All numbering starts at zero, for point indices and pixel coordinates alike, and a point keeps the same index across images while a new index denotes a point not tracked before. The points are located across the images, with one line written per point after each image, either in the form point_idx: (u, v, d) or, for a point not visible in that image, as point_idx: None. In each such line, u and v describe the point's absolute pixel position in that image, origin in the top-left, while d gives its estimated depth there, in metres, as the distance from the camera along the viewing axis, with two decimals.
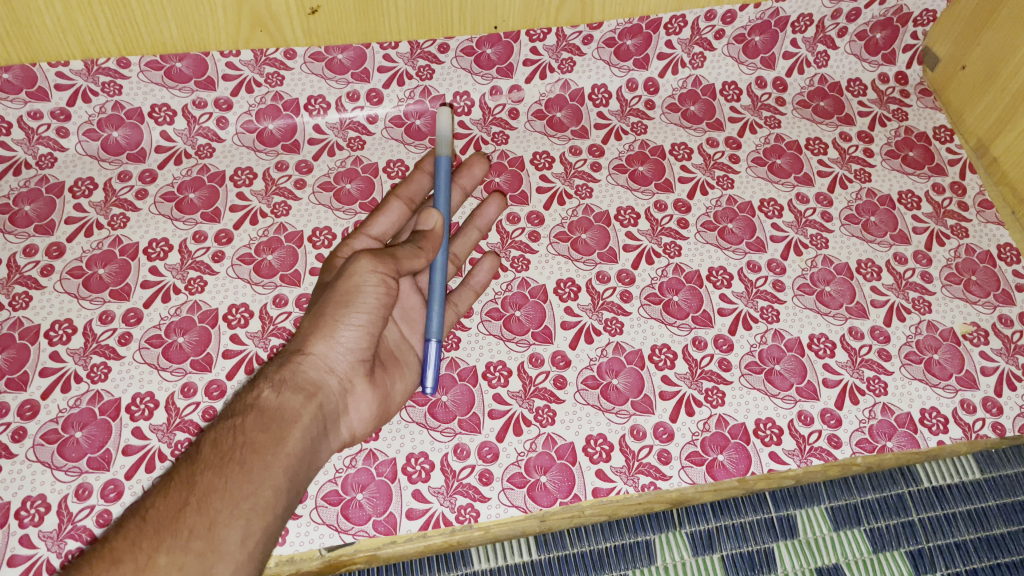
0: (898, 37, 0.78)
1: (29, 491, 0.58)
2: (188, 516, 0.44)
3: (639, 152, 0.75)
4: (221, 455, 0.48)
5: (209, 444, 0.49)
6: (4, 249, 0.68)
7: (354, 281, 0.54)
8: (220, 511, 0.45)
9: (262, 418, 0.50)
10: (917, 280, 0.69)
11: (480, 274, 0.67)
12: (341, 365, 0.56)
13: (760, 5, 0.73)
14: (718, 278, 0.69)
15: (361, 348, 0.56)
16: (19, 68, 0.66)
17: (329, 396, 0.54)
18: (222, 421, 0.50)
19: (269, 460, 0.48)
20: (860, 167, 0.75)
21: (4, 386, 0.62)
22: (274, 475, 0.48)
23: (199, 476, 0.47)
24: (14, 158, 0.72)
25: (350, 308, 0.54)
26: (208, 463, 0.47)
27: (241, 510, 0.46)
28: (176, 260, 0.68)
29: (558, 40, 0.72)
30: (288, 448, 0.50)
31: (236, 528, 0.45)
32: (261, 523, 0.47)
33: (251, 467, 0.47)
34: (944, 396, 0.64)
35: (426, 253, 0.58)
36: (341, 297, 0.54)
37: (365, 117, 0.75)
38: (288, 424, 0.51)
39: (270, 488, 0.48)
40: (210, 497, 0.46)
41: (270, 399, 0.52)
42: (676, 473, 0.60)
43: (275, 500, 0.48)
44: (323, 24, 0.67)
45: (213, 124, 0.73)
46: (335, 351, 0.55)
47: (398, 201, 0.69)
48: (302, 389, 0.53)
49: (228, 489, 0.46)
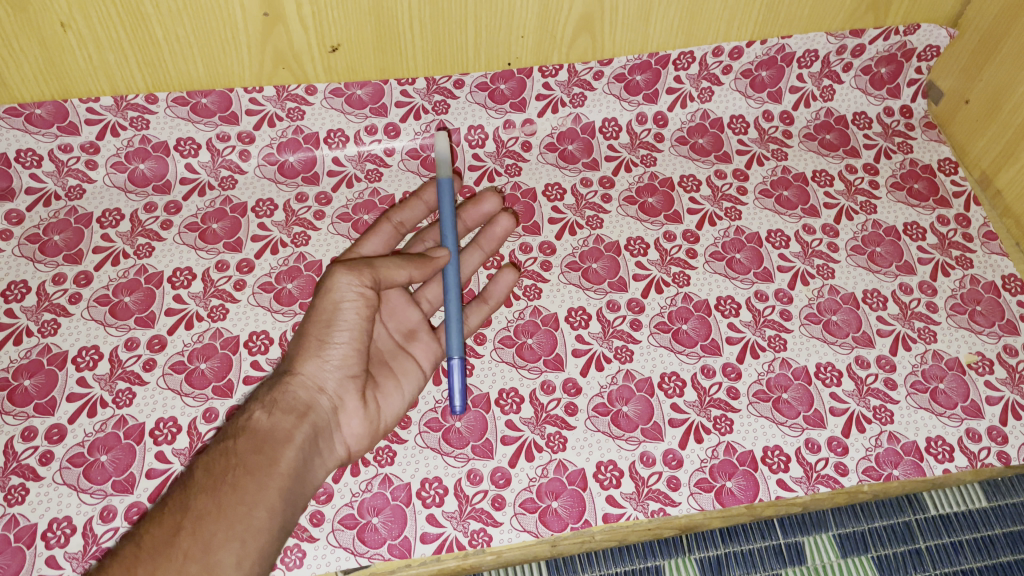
0: (902, 72, 0.80)
1: (56, 513, 0.60)
2: (181, 540, 0.46)
3: (648, 184, 0.77)
4: (214, 478, 0.50)
5: (203, 468, 0.51)
6: (34, 277, 0.70)
7: (333, 298, 0.56)
8: (214, 534, 0.47)
9: (253, 440, 0.52)
10: (923, 310, 0.70)
11: (498, 287, 0.69)
12: (331, 383, 0.57)
13: (766, 42, 0.75)
14: (726, 307, 0.70)
15: (350, 363, 0.58)
16: (51, 104, 0.69)
17: (321, 414, 0.56)
18: (215, 447, 0.52)
19: (261, 481, 0.50)
20: (866, 199, 0.77)
21: (32, 411, 0.64)
22: (268, 496, 0.50)
23: (192, 500, 0.48)
24: (45, 189, 0.75)
25: (333, 326, 0.57)
26: (201, 488, 0.49)
27: (235, 532, 0.47)
28: (199, 288, 0.70)
29: (570, 76, 0.75)
30: (280, 468, 0.52)
31: (232, 550, 0.47)
32: (256, 543, 0.48)
33: (243, 489, 0.49)
34: (949, 424, 0.65)
35: (409, 268, 0.60)
36: (322, 318, 0.57)
37: (382, 149, 0.78)
38: (279, 445, 0.53)
39: (264, 509, 0.49)
40: (204, 520, 0.47)
41: (261, 420, 0.54)
42: (685, 499, 0.61)
43: (270, 521, 0.50)
44: (343, 61, 0.70)
45: (236, 157, 0.76)
46: (324, 369, 0.57)
47: (388, 223, 0.72)
48: (292, 410, 0.55)
49: (221, 511, 0.48)
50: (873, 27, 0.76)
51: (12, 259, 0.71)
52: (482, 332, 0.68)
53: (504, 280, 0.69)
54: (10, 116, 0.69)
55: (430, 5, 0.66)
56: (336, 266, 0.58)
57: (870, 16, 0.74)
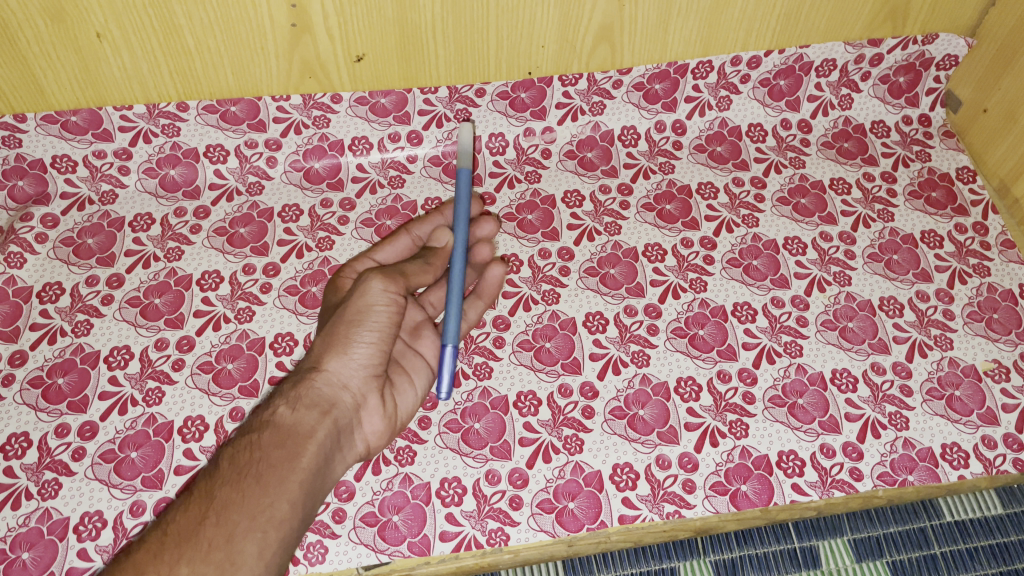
0: (920, 81, 0.81)
1: (87, 507, 0.61)
2: (206, 529, 0.47)
3: (666, 191, 0.78)
4: (238, 470, 0.51)
5: (227, 461, 0.52)
6: (68, 279, 0.73)
7: (365, 301, 0.59)
8: (237, 524, 0.48)
9: (277, 434, 0.53)
10: (939, 317, 0.71)
11: (492, 281, 0.70)
12: (355, 381, 0.58)
13: (784, 51, 0.76)
14: (743, 313, 0.71)
15: (374, 363, 0.59)
16: (86, 111, 0.71)
17: (344, 412, 0.57)
18: (238, 440, 0.53)
19: (285, 473, 0.51)
20: (883, 207, 0.78)
21: (66, 408, 0.66)
22: (290, 489, 0.51)
23: (218, 491, 0.50)
24: (79, 194, 0.77)
25: (360, 326, 0.58)
26: (226, 479, 0.50)
27: (257, 523, 0.48)
28: (227, 290, 0.72)
29: (589, 84, 0.76)
30: (302, 463, 0.52)
31: (254, 539, 0.48)
32: (278, 534, 0.49)
33: (267, 481, 0.50)
34: (964, 431, 0.65)
35: (434, 268, 0.66)
36: (352, 317, 0.58)
37: (405, 156, 0.80)
38: (303, 440, 0.53)
39: (286, 501, 0.50)
40: (228, 511, 0.48)
41: (286, 415, 0.54)
42: (700, 502, 0.62)
43: (291, 513, 0.50)
44: (368, 70, 0.72)
45: (264, 163, 0.78)
46: (348, 367, 0.58)
47: (407, 235, 0.71)
48: (316, 405, 0.55)
49: (244, 502, 0.49)
50: (891, 37, 0.76)
51: (47, 261, 0.74)
52: (502, 336, 0.70)
53: (495, 273, 0.70)
54: (47, 123, 0.72)
55: (453, 16, 0.67)
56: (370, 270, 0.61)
57: (888, 26, 0.75)
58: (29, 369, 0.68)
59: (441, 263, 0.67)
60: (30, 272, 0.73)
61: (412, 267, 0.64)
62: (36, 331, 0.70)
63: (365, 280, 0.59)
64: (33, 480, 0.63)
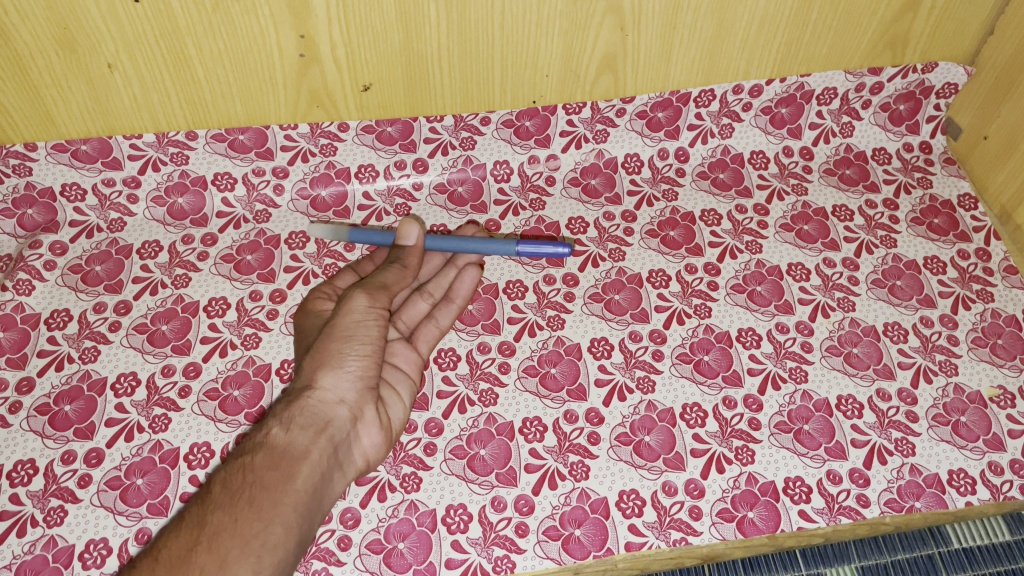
0: (921, 109, 0.82)
1: (93, 534, 0.61)
2: (198, 556, 0.47)
3: (669, 218, 0.79)
4: (232, 494, 0.50)
5: (220, 485, 0.51)
6: (75, 306, 0.73)
7: (352, 318, 0.60)
8: (230, 549, 0.47)
9: (271, 456, 0.53)
10: (944, 343, 0.71)
11: (463, 285, 0.72)
12: (350, 395, 0.58)
13: (785, 80, 0.77)
14: (747, 339, 0.71)
15: (368, 376, 0.59)
16: (96, 140, 0.73)
17: (339, 428, 0.57)
18: (232, 462, 0.53)
19: (278, 497, 0.51)
20: (886, 233, 0.78)
21: (72, 435, 0.66)
22: (284, 512, 0.50)
23: (210, 516, 0.49)
24: (87, 222, 0.78)
25: (351, 341, 0.59)
26: (219, 504, 0.50)
27: (251, 548, 0.48)
28: (233, 317, 0.72)
29: (593, 113, 0.78)
30: (296, 484, 0.52)
31: (248, 564, 0.47)
32: (272, 558, 0.49)
33: (260, 505, 0.50)
34: (971, 457, 0.65)
35: (411, 268, 0.66)
36: (342, 334, 0.59)
37: (411, 184, 0.80)
38: (297, 460, 0.53)
39: (280, 525, 0.50)
40: (221, 536, 0.48)
41: (279, 436, 0.54)
42: (707, 529, 0.62)
43: (286, 536, 0.50)
44: (374, 99, 0.73)
45: (271, 191, 0.79)
46: (342, 382, 0.58)
47: (353, 270, 0.73)
48: (309, 425, 0.55)
49: (237, 528, 0.48)
50: (891, 65, 0.77)
51: (55, 289, 0.74)
52: (507, 362, 0.70)
53: (468, 277, 0.72)
54: (57, 151, 0.73)
55: (458, 47, 0.69)
56: (353, 288, 0.62)
57: (887, 54, 0.76)
58: (36, 396, 0.68)
59: (416, 258, 0.66)
60: (38, 299, 0.74)
61: (389, 274, 0.64)
62: (43, 358, 0.70)
63: (350, 298, 0.61)
64: (39, 507, 0.63)
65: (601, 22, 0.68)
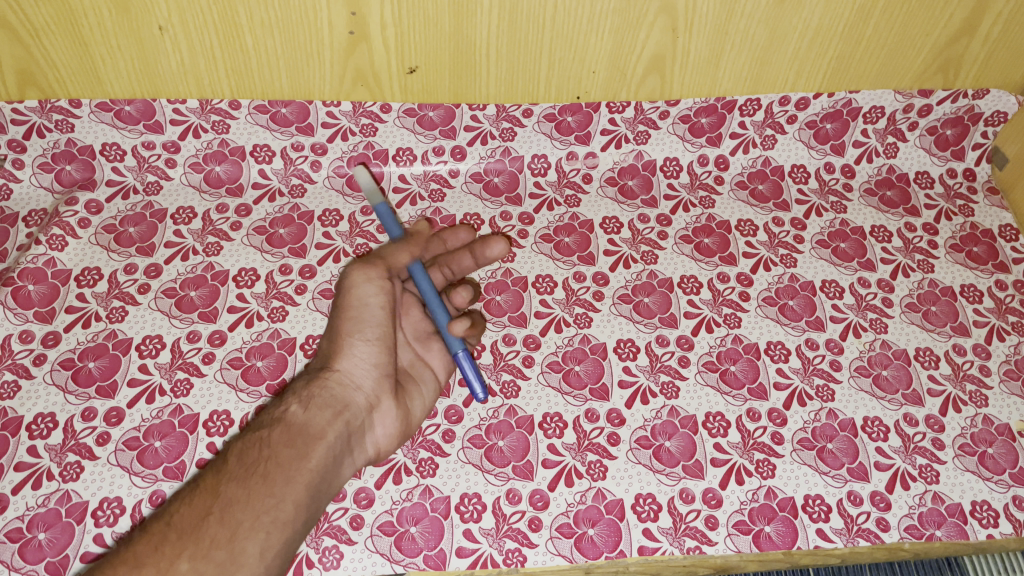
0: (968, 135, 0.80)
1: (107, 492, 0.61)
2: (209, 525, 0.46)
3: (705, 225, 0.78)
4: (246, 467, 0.49)
5: (235, 457, 0.51)
6: (107, 265, 0.73)
7: (355, 296, 0.58)
8: (241, 522, 0.46)
9: (287, 433, 0.52)
10: (975, 372, 0.70)
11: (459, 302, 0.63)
12: (367, 381, 0.57)
13: (833, 95, 0.76)
14: (776, 352, 0.70)
15: (385, 363, 0.58)
16: (140, 101, 0.73)
17: (357, 413, 0.56)
18: (249, 436, 0.52)
19: (292, 474, 0.50)
20: (923, 258, 0.77)
21: (95, 392, 0.66)
22: (296, 490, 0.49)
23: (224, 486, 0.48)
24: (124, 183, 0.78)
25: (366, 323, 0.58)
26: (233, 475, 0.49)
27: (261, 523, 0.47)
28: (262, 288, 0.72)
29: (636, 113, 0.77)
30: (310, 463, 0.51)
31: (257, 540, 0.46)
32: (282, 535, 0.48)
33: (273, 481, 0.49)
34: (995, 489, 0.64)
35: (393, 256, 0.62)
36: (356, 315, 0.58)
37: (447, 171, 0.80)
38: (312, 440, 0.52)
39: (291, 503, 0.49)
40: (232, 508, 0.47)
41: (297, 414, 0.53)
42: (722, 539, 0.61)
43: (296, 514, 0.49)
44: (419, 83, 0.73)
45: (308, 167, 0.79)
46: (359, 366, 0.57)
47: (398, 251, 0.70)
48: (327, 406, 0.54)
49: (249, 501, 0.47)
50: (941, 88, 0.76)
51: (87, 246, 0.74)
52: (531, 355, 0.69)
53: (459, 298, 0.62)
54: (100, 110, 0.73)
55: (508, 36, 0.68)
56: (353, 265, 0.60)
57: (939, 77, 0.75)
58: (61, 350, 0.68)
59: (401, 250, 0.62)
60: (70, 256, 0.74)
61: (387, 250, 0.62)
62: (71, 314, 0.70)
63: (350, 274, 0.59)
64: (55, 461, 0.63)
65: (653, 22, 0.67)
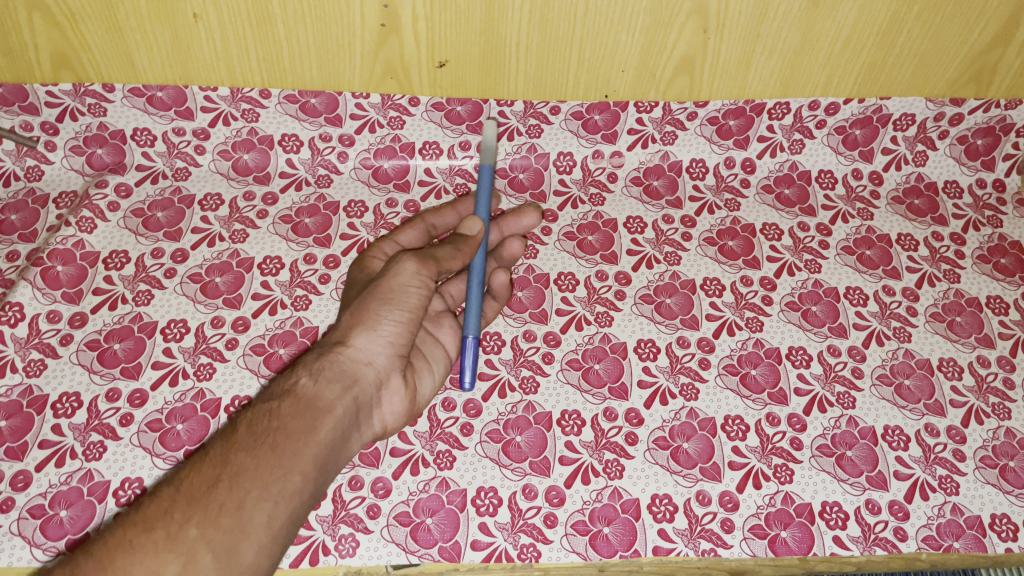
0: (999, 145, 0.80)
1: (129, 473, 0.62)
2: (218, 492, 0.45)
3: (729, 228, 0.78)
4: (256, 436, 0.48)
5: (244, 425, 0.50)
6: (135, 249, 0.74)
7: (399, 280, 0.60)
8: (251, 491, 0.46)
9: (298, 404, 0.51)
10: (998, 385, 0.69)
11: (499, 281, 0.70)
12: (379, 358, 0.58)
13: (864, 101, 0.76)
14: (797, 358, 0.70)
15: (400, 343, 0.59)
16: (172, 88, 0.73)
17: (366, 388, 0.56)
18: (258, 405, 0.51)
19: (301, 445, 0.49)
20: (949, 267, 0.76)
21: (119, 373, 0.67)
22: (304, 461, 0.49)
23: (233, 455, 0.47)
24: (153, 169, 0.79)
25: (392, 305, 0.59)
26: (243, 444, 0.48)
27: (269, 493, 0.46)
28: (287, 277, 0.73)
29: (664, 113, 0.77)
30: (319, 436, 0.51)
31: (265, 509, 0.46)
32: (289, 506, 0.47)
33: (282, 451, 0.48)
34: (1016, 503, 0.63)
35: (463, 255, 0.66)
36: (385, 295, 0.59)
37: (473, 165, 0.80)
38: (322, 413, 0.52)
39: (299, 474, 0.48)
40: (242, 476, 0.46)
41: (307, 386, 0.53)
42: (738, 543, 0.61)
43: (303, 485, 0.48)
44: (448, 77, 0.73)
45: (335, 158, 0.79)
46: (375, 343, 0.58)
47: (422, 223, 0.74)
48: (338, 380, 0.54)
49: (259, 470, 0.47)
50: (974, 98, 0.75)
51: (116, 230, 0.75)
52: (551, 352, 0.70)
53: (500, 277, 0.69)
54: (133, 95, 0.74)
55: (538, 31, 0.68)
56: (404, 253, 0.62)
57: (971, 86, 0.74)
58: (87, 331, 0.69)
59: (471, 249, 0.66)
60: (99, 239, 0.75)
61: (443, 252, 0.64)
62: (98, 296, 0.71)
63: (400, 263, 0.60)
64: (79, 440, 0.64)
65: (685, 22, 0.67)
